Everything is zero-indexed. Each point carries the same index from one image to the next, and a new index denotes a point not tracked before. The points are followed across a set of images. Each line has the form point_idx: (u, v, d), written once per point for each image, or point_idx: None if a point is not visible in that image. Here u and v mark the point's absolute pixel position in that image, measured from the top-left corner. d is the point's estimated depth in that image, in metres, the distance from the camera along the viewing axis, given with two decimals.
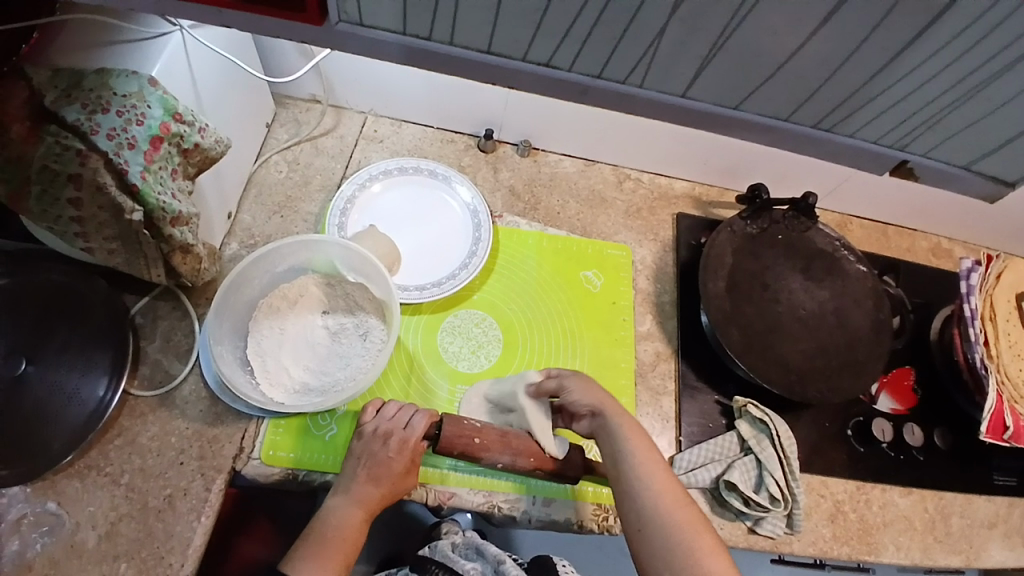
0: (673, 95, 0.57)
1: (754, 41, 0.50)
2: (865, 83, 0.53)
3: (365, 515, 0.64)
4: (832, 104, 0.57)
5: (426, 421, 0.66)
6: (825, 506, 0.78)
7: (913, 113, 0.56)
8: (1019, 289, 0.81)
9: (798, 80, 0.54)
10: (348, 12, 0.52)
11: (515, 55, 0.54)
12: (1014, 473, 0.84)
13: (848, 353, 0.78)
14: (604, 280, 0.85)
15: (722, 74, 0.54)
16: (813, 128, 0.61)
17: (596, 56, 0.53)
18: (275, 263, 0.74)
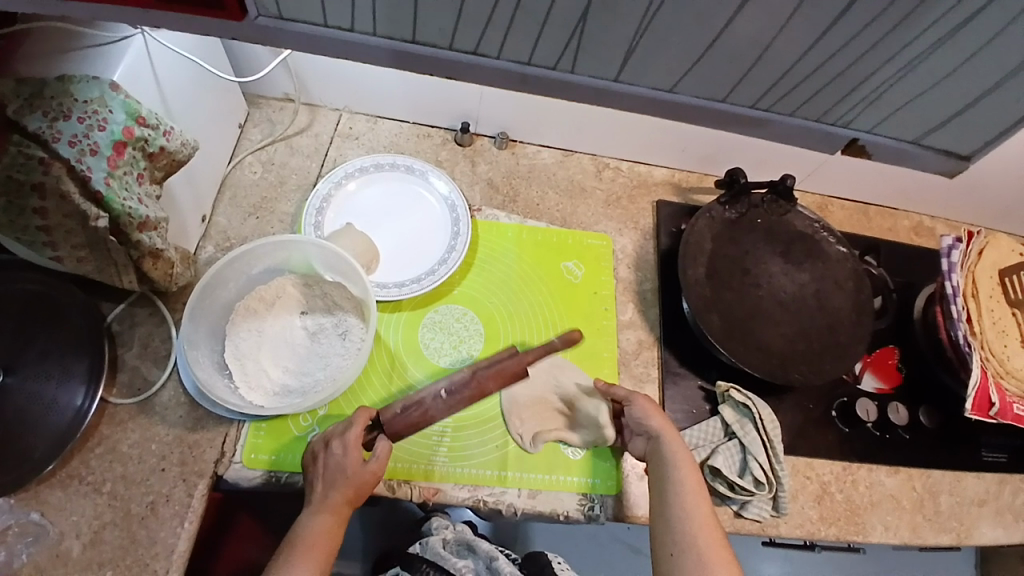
0: (608, 83, 0.63)
1: (680, 21, 0.55)
2: (783, 73, 0.62)
3: (337, 518, 0.62)
4: (767, 83, 0.64)
5: (362, 418, 0.67)
6: (811, 489, 0.78)
7: (871, 67, 0.61)
8: (1002, 265, 0.81)
9: (733, 53, 0.59)
10: (265, 7, 0.57)
11: (440, 44, 0.61)
12: (1002, 450, 0.84)
13: (830, 335, 0.78)
14: (584, 271, 0.85)
15: (650, 52, 0.59)
16: (751, 109, 0.68)
17: (546, 51, 0.60)
18: (250, 264, 0.74)
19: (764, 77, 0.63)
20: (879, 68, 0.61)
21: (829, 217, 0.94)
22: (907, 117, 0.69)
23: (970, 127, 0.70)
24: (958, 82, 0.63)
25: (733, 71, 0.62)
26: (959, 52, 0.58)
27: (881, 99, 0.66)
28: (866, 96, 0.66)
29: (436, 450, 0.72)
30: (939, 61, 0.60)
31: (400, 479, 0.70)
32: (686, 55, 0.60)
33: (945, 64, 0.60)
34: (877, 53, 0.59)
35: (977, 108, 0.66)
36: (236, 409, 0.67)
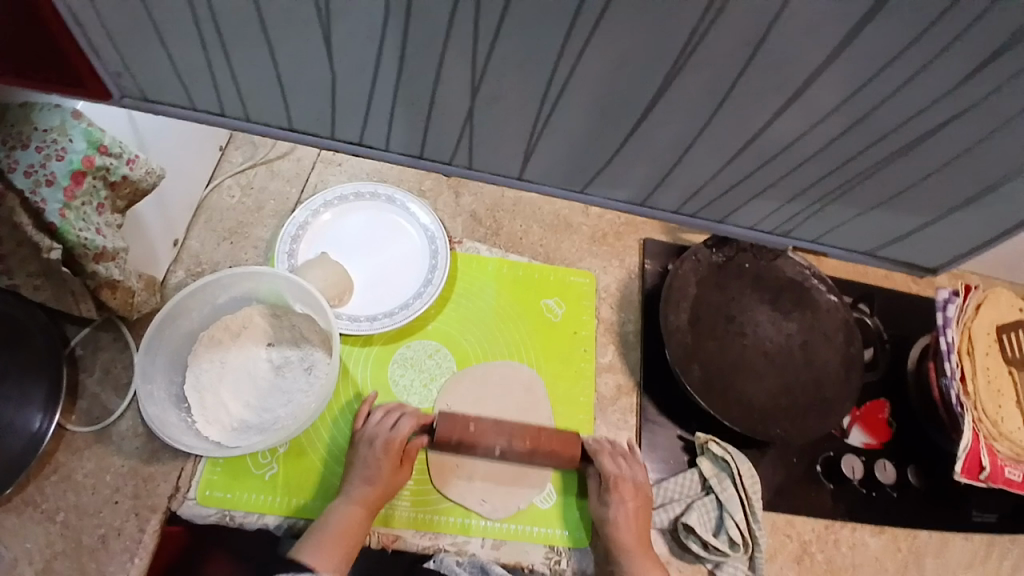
0: (576, 191, 0.60)
1: (578, 124, 0.50)
2: (736, 181, 0.56)
3: (365, 512, 0.65)
4: (719, 188, 0.57)
5: (412, 422, 0.70)
6: (790, 547, 0.75)
7: (874, 186, 0.54)
8: (1001, 321, 0.78)
9: (666, 147, 0.52)
10: (127, 90, 0.52)
11: (323, 132, 0.55)
12: (992, 509, 0.80)
13: (816, 389, 0.75)
14: (565, 309, 0.82)
15: (630, 165, 0.55)
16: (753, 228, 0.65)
17: (494, 156, 0.56)
18: (215, 294, 0.72)
19: (747, 197, 0.59)
20: (901, 186, 0.53)
21: (824, 262, 0.90)
22: (903, 239, 0.62)
23: (936, 237, 0.61)
24: (922, 203, 0.56)
25: (698, 175, 0.55)
26: (866, 163, 0.51)
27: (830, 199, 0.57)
28: (816, 198, 0.57)
29: (397, 492, 0.70)
30: (884, 172, 0.52)
31: None
32: (598, 147, 0.53)
33: (883, 183, 0.53)
34: (864, 184, 0.54)
35: (937, 231, 0.60)
36: (187, 448, 0.65)
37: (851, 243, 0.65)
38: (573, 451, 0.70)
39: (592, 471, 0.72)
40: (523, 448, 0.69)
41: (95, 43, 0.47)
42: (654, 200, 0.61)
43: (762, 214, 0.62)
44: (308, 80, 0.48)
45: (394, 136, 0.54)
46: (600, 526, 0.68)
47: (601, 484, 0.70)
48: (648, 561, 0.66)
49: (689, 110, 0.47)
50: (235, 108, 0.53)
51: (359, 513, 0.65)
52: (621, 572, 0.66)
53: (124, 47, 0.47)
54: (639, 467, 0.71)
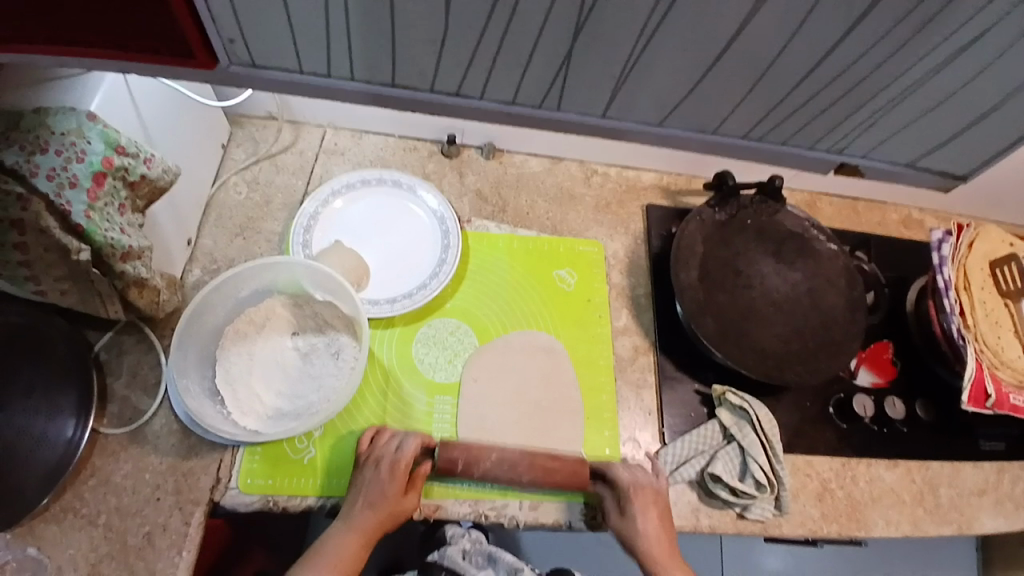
0: (596, 115, 0.74)
1: (685, 19, 0.58)
2: (794, 61, 0.64)
3: (363, 541, 0.64)
4: (761, 73, 0.66)
5: (417, 443, 0.68)
6: (811, 487, 0.78)
7: (899, 70, 0.65)
8: (992, 257, 0.82)
9: (733, 36, 0.60)
10: (237, 56, 0.66)
11: (434, 34, 0.61)
12: (1000, 438, 0.84)
13: (824, 332, 0.78)
14: (577, 278, 0.84)
15: (666, 80, 0.67)
16: (749, 139, 0.79)
17: (581, 101, 0.71)
18: (237, 288, 0.73)
19: (752, 105, 0.72)
20: (876, 93, 0.69)
21: (818, 213, 0.94)
22: (864, 144, 0.80)
23: (912, 133, 0.77)
24: (931, 95, 0.69)
25: (769, 51, 0.62)
26: (896, 43, 0.61)
27: (864, 86, 0.68)
28: (858, 78, 0.66)
29: None
30: (868, 79, 0.67)
31: None
32: (691, 28, 0.60)
33: (875, 80, 0.67)
34: (903, 56, 0.63)
35: (946, 110, 0.72)
36: (230, 436, 0.67)
37: (811, 147, 0.81)
38: (583, 472, 0.68)
39: (603, 489, 0.70)
40: (529, 471, 0.67)
41: (211, 12, 0.59)
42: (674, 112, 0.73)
43: (754, 121, 0.75)
44: (413, 13, 0.59)
45: (486, 88, 0.69)
46: (621, 536, 0.67)
47: (618, 501, 0.69)
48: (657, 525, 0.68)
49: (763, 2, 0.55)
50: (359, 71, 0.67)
51: (356, 541, 0.64)
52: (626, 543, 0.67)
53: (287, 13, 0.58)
54: (648, 469, 0.71)
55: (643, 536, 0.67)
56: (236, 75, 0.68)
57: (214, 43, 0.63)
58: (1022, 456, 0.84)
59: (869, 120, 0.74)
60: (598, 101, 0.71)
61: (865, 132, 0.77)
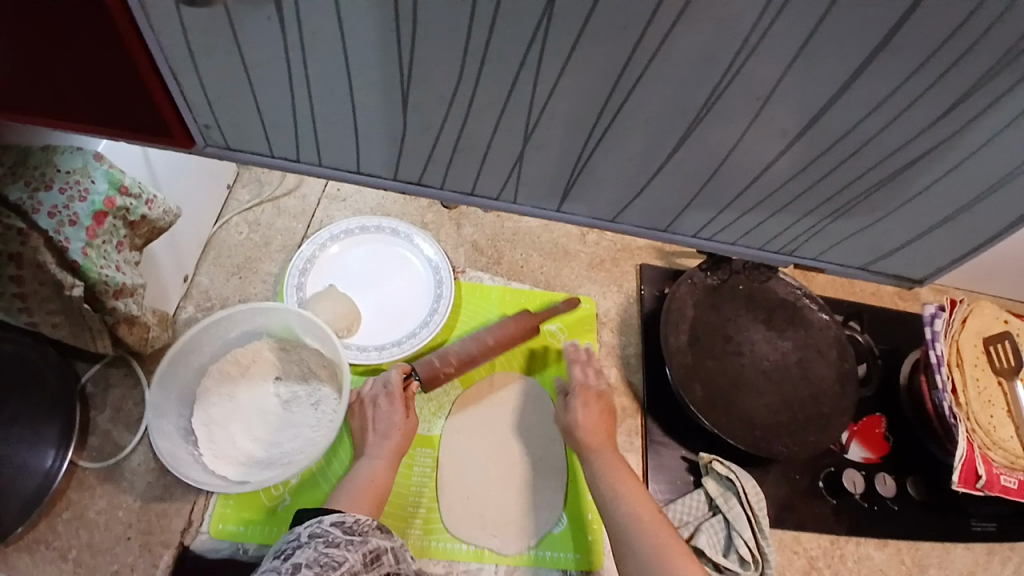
0: (605, 221, 0.55)
1: (620, 148, 0.45)
2: (781, 190, 0.49)
3: (390, 465, 0.67)
4: (756, 201, 0.50)
5: (400, 373, 0.71)
6: (798, 564, 0.76)
7: (922, 207, 0.48)
8: (985, 333, 0.82)
9: (694, 169, 0.47)
10: (211, 138, 0.49)
11: (348, 167, 0.51)
12: (992, 518, 0.82)
13: (813, 405, 0.77)
14: (568, 333, 0.84)
15: (656, 196, 0.51)
16: (791, 253, 0.58)
17: (596, 201, 0.52)
18: (228, 329, 0.73)
19: (782, 223, 0.53)
20: (913, 197, 0.47)
21: (813, 282, 0.94)
22: (899, 258, 0.55)
23: (934, 249, 0.53)
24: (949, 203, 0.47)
25: (724, 196, 0.50)
26: (938, 166, 0.43)
27: (900, 206, 0.48)
28: (835, 212, 0.50)
29: (411, 521, 0.70)
30: (887, 189, 0.47)
31: None
32: (626, 172, 0.48)
33: (878, 202, 0.48)
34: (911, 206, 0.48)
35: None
36: (198, 482, 0.66)
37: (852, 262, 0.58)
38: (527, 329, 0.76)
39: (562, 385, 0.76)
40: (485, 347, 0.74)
41: (174, 71, 0.41)
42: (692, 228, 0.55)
43: (797, 241, 0.56)
44: (274, 99, 0.44)
45: (455, 179, 0.51)
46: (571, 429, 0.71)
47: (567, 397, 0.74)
48: (615, 456, 0.69)
49: (731, 121, 0.42)
50: (311, 153, 0.50)
51: (384, 466, 0.67)
52: (595, 476, 0.68)
53: (220, 107, 0.45)
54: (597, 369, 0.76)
55: (579, 425, 0.71)
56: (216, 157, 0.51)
57: (187, 120, 0.47)
58: (1014, 537, 0.81)
59: (898, 238, 0.52)
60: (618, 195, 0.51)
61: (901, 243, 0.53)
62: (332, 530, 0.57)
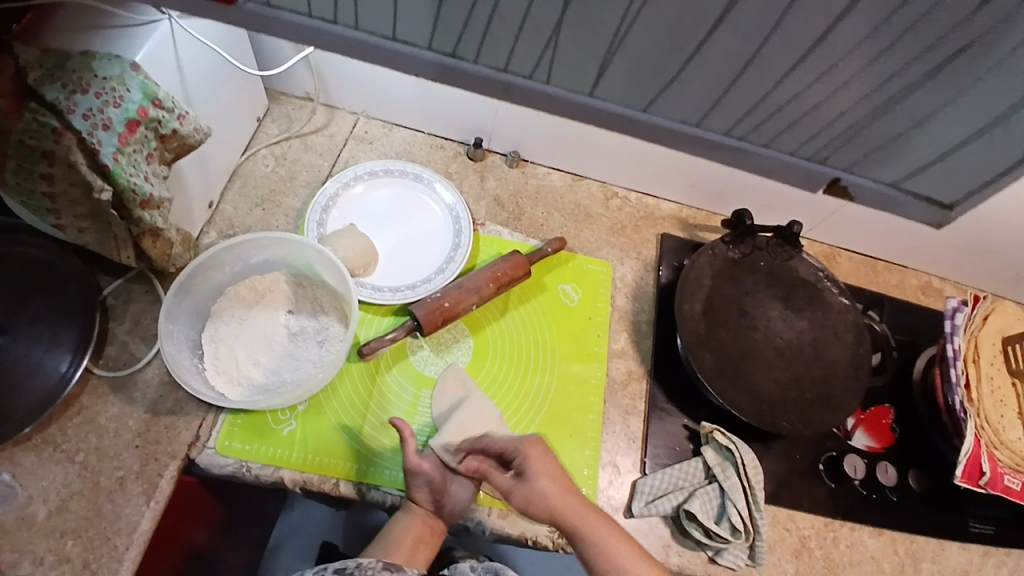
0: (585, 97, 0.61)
1: (649, 42, 0.55)
2: (764, 84, 0.59)
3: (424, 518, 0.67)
4: (743, 108, 0.62)
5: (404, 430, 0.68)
6: (789, 541, 0.75)
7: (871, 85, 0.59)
8: (1006, 332, 0.80)
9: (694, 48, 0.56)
10: None
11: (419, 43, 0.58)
12: (989, 521, 0.81)
13: (823, 385, 0.76)
14: (581, 295, 0.84)
15: (683, 89, 0.60)
16: (764, 147, 0.66)
17: (634, 88, 0.60)
18: (250, 253, 0.74)
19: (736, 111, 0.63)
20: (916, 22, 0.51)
21: (836, 267, 0.94)
22: (926, 177, 0.71)
23: (951, 169, 0.69)
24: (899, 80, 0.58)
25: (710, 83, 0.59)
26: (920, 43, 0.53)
27: (849, 92, 0.60)
28: (802, 111, 0.62)
29: None
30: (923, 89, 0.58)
31: (370, 484, 0.69)
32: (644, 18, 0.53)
33: (903, 113, 0.62)
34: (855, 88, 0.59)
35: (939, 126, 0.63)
36: (195, 391, 0.67)
37: (884, 178, 0.72)
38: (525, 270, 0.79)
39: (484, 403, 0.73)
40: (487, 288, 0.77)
41: None
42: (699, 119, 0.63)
43: (778, 137, 0.65)
44: None
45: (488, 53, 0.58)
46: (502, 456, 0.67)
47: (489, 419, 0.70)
48: (552, 480, 0.64)
49: None
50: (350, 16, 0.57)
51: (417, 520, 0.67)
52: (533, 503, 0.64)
53: None
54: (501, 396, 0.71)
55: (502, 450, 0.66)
56: (254, 19, 0.57)
57: None
58: (1009, 541, 0.82)
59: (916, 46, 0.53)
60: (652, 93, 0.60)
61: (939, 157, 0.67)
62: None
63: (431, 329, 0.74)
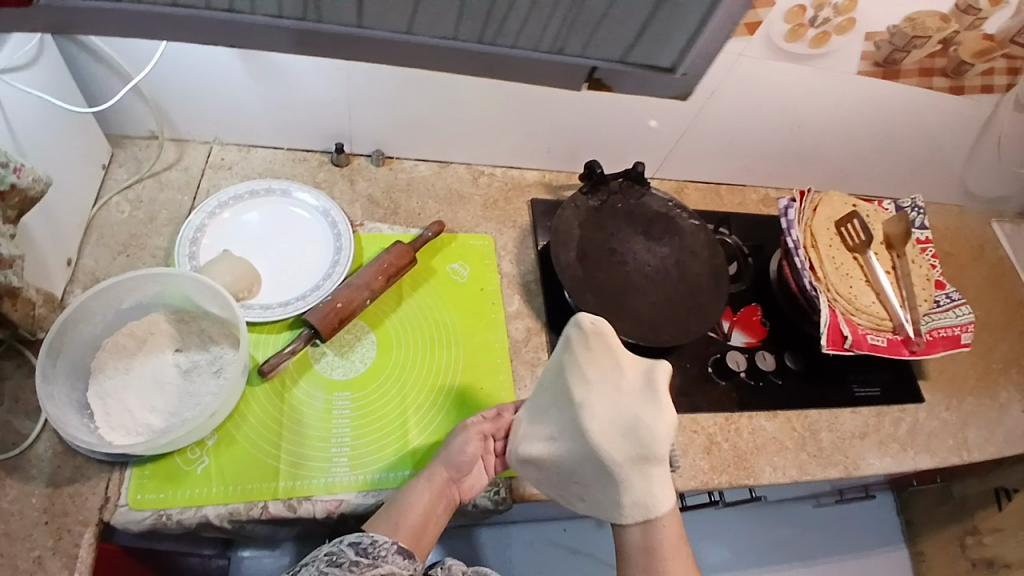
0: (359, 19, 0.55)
1: None
2: None
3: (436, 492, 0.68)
4: None
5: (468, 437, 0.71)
6: (698, 442, 0.83)
7: None
8: (837, 218, 0.93)
9: None
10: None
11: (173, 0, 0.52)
12: (872, 385, 0.95)
13: (692, 298, 0.86)
14: (470, 270, 0.88)
15: (436, 8, 0.54)
16: (561, 54, 0.60)
17: (437, 18, 0.55)
18: (119, 299, 0.72)
19: None
20: None
21: (686, 198, 1.05)
22: (646, 44, 0.60)
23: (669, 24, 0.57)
24: None
25: None
26: None
27: None
28: None
29: (335, 461, 0.72)
30: None
31: (300, 497, 0.69)
32: None
33: None
34: None
35: None
36: (87, 445, 0.65)
37: (612, 56, 0.61)
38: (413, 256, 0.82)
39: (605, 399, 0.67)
40: (377, 281, 0.79)
41: None
42: (511, 39, 0.57)
43: (593, 39, 0.58)
44: None
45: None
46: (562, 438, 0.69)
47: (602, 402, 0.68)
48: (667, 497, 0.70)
49: None
50: None
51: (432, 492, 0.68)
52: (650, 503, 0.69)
53: None
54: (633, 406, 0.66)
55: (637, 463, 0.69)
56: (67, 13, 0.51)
57: None
58: (897, 400, 0.95)
59: None
60: (454, 17, 0.55)
61: (640, 18, 0.56)
62: (349, 549, 0.61)
63: (331, 331, 0.75)
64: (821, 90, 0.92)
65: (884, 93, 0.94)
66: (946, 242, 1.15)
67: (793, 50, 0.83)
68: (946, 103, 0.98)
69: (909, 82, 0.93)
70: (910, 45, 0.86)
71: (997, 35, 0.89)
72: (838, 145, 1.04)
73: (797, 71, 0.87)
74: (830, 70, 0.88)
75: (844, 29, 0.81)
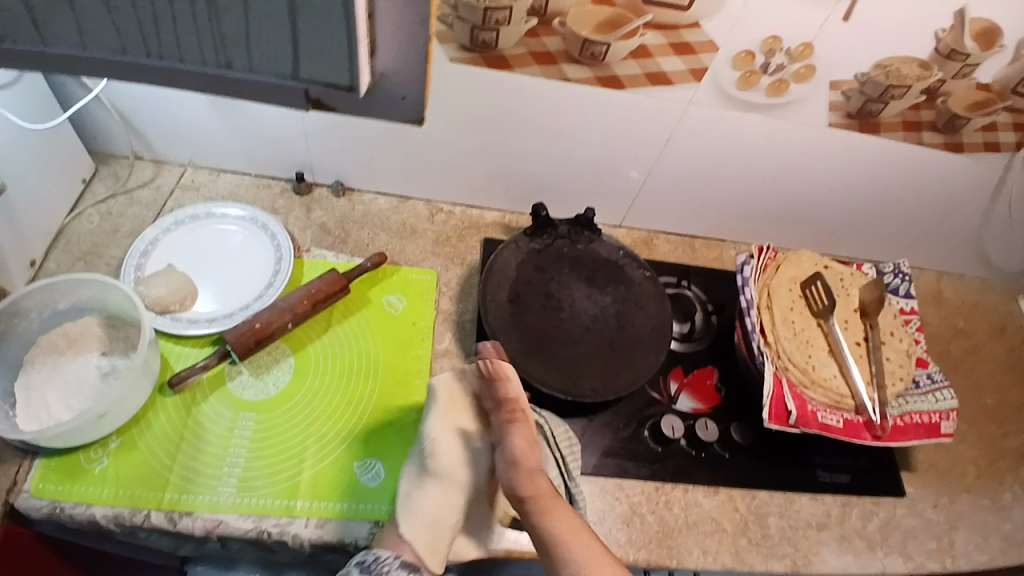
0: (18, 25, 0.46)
1: None
2: None
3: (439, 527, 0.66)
4: None
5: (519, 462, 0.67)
6: (619, 510, 0.77)
7: None
8: (802, 278, 0.86)
9: None
10: None
11: None
12: (842, 470, 0.84)
13: (627, 352, 0.80)
14: (406, 304, 0.88)
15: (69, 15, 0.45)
16: (232, 71, 0.48)
17: (95, 31, 0.46)
18: (54, 299, 0.77)
19: None
20: None
21: (654, 250, 1.01)
22: (312, 57, 0.47)
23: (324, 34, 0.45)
24: None
25: None
26: None
27: None
28: None
29: (224, 480, 0.72)
30: None
31: (182, 511, 0.69)
32: None
33: None
34: None
35: None
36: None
37: (284, 72, 0.48)
38: (341, 284, 0.82)
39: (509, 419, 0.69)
40: (301, 306, 0.79)
41: None
42: (175, 53, 0.47)
43: (254, 51, 0.47)
44: None
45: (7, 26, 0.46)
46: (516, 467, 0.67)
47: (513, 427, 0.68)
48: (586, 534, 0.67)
49: None
50: None
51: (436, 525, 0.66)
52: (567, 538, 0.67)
53: None
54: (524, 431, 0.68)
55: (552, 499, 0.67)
56: None
57: None
58: (869, 491, 0.83)
59: None
60: (74, 28, 0.46)
61: (282, 16, 0.43)
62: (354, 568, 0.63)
63: (245, 351, 0.76)
64: (788, 142, 0.86)
65: (864, 148, 0.86)
66: (957, 320, 1.03)
67: (749, 98, 0.79)
68: (943, 163, 0.88)
69: (894, 138, 0.84)
70: (885, 96, 0.77)
71: (995, 86, 0.77)
72: (821, 203, 0.97)
73: (757, 122, 0.83)
74: (796, 122, 0.83)
75: (805, 76, 0.76)
